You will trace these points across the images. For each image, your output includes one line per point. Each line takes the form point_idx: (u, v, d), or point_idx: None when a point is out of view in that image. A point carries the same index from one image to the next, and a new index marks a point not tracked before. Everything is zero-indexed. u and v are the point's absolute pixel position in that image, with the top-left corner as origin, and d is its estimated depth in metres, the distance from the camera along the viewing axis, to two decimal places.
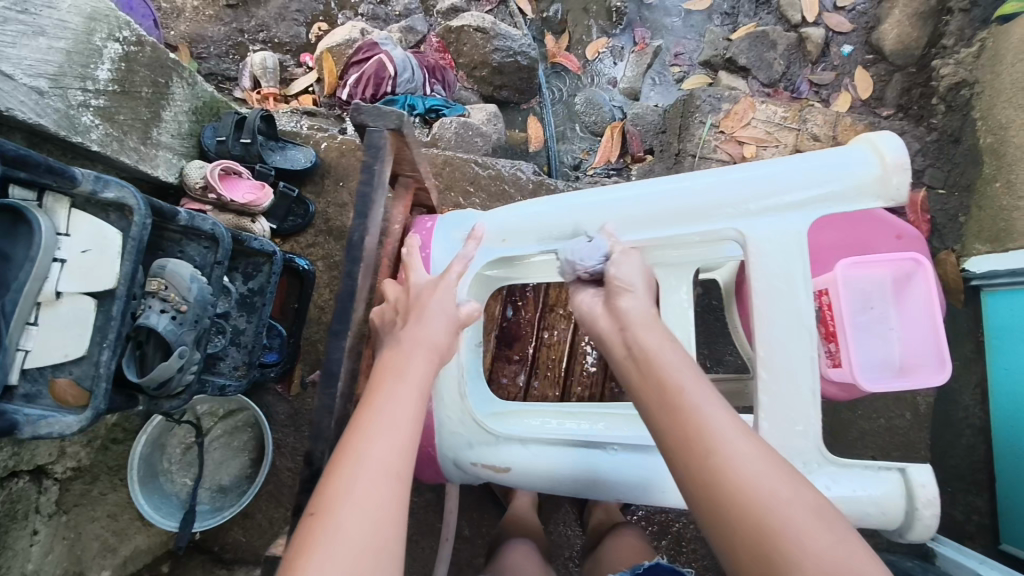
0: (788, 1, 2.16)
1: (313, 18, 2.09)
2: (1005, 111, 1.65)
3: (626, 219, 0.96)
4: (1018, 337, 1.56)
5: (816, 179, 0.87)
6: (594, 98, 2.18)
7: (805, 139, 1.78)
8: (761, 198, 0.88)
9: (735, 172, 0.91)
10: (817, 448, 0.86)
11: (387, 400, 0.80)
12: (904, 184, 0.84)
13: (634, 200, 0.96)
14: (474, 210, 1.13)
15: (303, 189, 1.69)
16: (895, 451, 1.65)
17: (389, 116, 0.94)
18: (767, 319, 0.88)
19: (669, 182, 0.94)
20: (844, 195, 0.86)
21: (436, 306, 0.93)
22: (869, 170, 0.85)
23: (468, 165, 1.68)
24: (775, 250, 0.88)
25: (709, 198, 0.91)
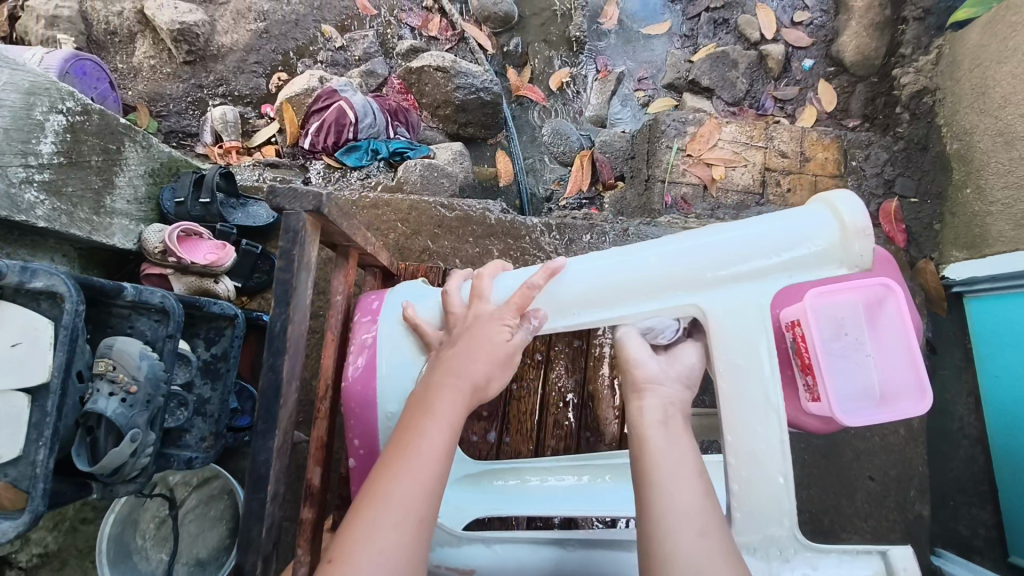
0: (746, 20, 2.13)
1: (272, 69, 2.05)
2: (969, 117, 1.67)
3: (624, 288, 0.89)
4: (1005, 344, 1.55)
5: (777, 247, 0.83)
6: (560, 128, 2.14)
7: (773, 156, 1.81)
8: (720, 269, 0.85)
9: (695, 240, 0.87)
10: (793, 533, 0.80)
11: (409, 453, 0.75)
12: (866, 250, 0.81)
13: (603, 273, 0.91)
14: (423, 282, 1.06)
15: (270, 245, 1.66)
16: (892, 469, 1.61)
17: (305, 197, 0.84)
18: (734, 397, 0.83)
19: (631, 253, 0.90)
20: (805, 262, 0.83)
21: (486, 334, 0.88)
22: (829, 233, 0.82)
23: (433, 208, 1.66)
24: (734, 325, 0.84)
25: (666, 270, 0.87)
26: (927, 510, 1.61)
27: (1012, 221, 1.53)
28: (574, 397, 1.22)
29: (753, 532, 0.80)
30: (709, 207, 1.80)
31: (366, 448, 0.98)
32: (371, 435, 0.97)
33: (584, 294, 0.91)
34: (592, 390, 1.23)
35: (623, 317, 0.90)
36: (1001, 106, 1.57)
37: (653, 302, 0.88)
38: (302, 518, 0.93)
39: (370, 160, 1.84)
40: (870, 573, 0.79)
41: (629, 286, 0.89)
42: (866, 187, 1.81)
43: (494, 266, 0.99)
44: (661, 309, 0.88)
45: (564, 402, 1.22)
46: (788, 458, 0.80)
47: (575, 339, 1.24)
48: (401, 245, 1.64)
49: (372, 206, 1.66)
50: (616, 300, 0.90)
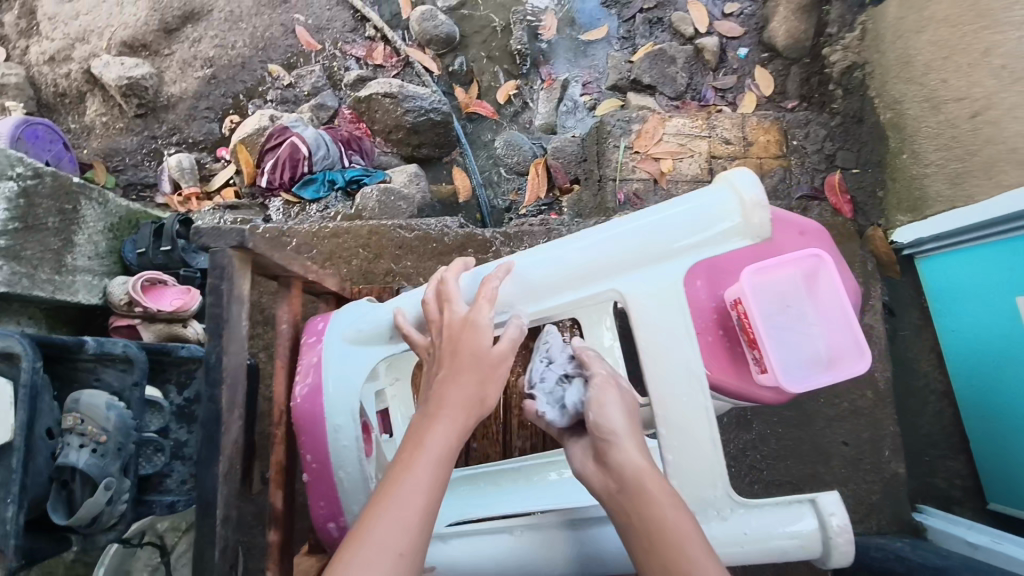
0: (680, 17, 2.20)
1: (224, 112, 2.07)
2: (898, 87, 1.72)
3: (549, 282, 0.93)
4: (957, 298, 1.65)
5: (683, 230, 0.88)
6: (513, 139, 2.16)
7: (717, 144, 1.88)
8: (637, 256, 0.89)
9: (610, 230, 0.91)
10: (726, 493, 0.85)
11: (397, 493, 0.72)
12: (764, 221, 0.85)
13: (532, 270, 0.93)
14: (362, 300, 1.04)
15: None
16: (864, 431, 1.68)
17: (229, 233, 0.86)
18: (659, 376, 0.88)
19: (552, 248, 0.93)
20: (710, 240, 0.88)
21: (466, 345, 0.85)
22: (728, 210, 0.87)
23: (392, 230, 1.70)
24: (655, 308, 0.90)
25: (585, 261, 0.91)
26: (903, 468, 1.68)
27: (948, 179, 1.58)
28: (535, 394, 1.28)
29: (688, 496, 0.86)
30: (661, 199, 1.85)
31: (318, 463, 0.98)
32: (323, 453, 0.96)
33: (513, 292, 0.94)
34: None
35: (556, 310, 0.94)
36: (925, 73, 1.63)
37: (581, 293, 0.93)
38: (267, 541, 0.95)
39: (327, 191, 1.87)
40: (800, 521, 0.83)
41: (557, 280, 0.92)
42: (809, 164, 1.87)
43: (456, 269, 0.97)
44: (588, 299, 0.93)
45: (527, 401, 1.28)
46: (715, 425, 0.87)
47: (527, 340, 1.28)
48: (365, 270, 1.68)
49: (333, 235, 1.69)
50: (543, 296, 0.94)
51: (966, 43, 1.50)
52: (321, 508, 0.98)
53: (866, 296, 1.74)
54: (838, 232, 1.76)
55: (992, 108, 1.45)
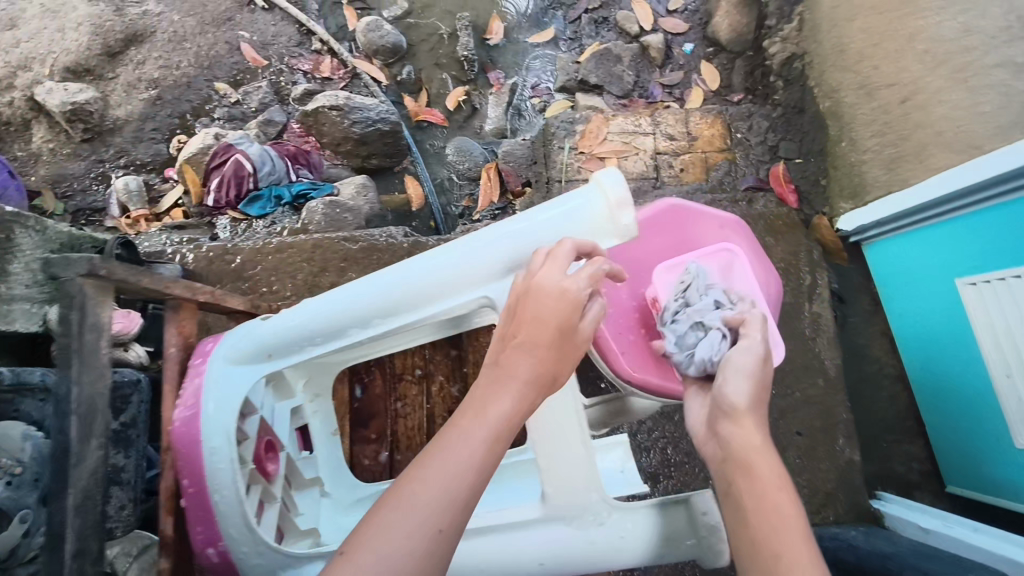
0: (624, 16, 2.21)
1: (171, 132, 2.06)
2: (834, 75, 1.71)
3: (423, 288, 0.93)
4: (903, 281, 1.67)
5: (555, 230, 0.93)
6: (463, 145, 2.17)
7: (661, 140, 1.89)
8: (510, 260, 0.92)
9: (484, 236, 0.93)
10: (603, 498, 0.94)
11: (456, 438, 0.74)
12: (628, 218, 0.92)
13: (408, 277, 0.93)
14: (254, 320, 1.00)
15: None
16: (817, 420, 1.68)
17: (78, 261, 0.83)
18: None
19: (426, 258, 0.94)
20: (580, 240, 0.93)
21: (547, 312, 0.82)
22: (596, 210, 0.92)
23: (337, 243, 1.70)
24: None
25: (461, 267, 0.93)
26: (858, 455, 1.68)
27: (884, 165, 1.57)
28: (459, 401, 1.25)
29: (568, 502, 0.94)
30: None
31: (196, 486, 0.90)
32: (199, 475, 0.89)
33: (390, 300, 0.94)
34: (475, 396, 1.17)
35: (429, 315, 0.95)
36: (858, 60, 1.62)
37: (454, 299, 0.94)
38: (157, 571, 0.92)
39: (274, 207, 1.86)
40: (675, 520, 0.94)
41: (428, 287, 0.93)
42: (753, 156, 1.87)
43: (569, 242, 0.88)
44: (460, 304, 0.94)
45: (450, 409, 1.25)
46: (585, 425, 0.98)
47: (449, 350, 1.27)
48: (311, 284, 1.68)
49: (277, 251, 1.69)
50: (417, 304, 0.94)
51: (893, 29, 1.50)
52: (198, 534, 0.90)
53: (813, 285, 1.74)
54: (782, 222, 1.76)
55: (919, 93, 1.45)
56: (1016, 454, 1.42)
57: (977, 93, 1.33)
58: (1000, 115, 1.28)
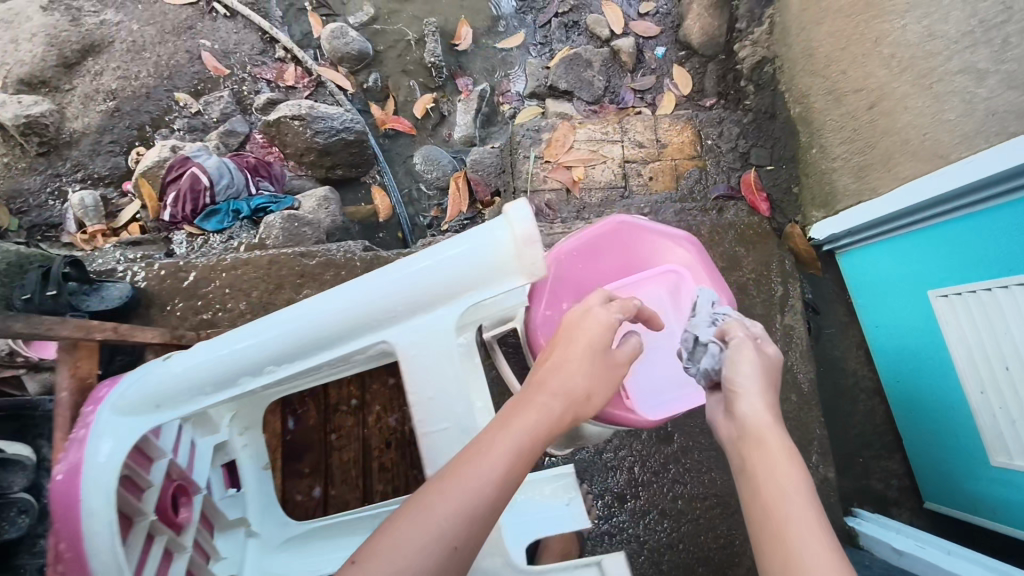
0: (594, 19, 2.15)
1: (130, 145, 2.01)
2: (804, 80, 1.68)
3: (315, 337, 0.84)
4: (875, 292, 1.62)
5: (458, 269, 0.83)
6: (431, 154, 2.11)
7: (629, 148, 1.84)
8: (409, 303, 0.83)
9: (380, 276, 0.84)
10: (509, 563, 0.87)
11: (487, 443, 0.77)
12: (536, 256, 0.84)
13: (294, 323, 0.84)
14: (145, 365, 0.89)
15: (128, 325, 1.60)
16: (790, 437, 1.62)
17: None
18: (427, 433, 0.83)
19: (317, 301, 0.84)
20: (486, 278, 0.84)
21: (580, 340, 0.92)
22: (503, 246, 0.84)
23: (294, 259, 1.65)
24: (425, 358, 0.85)
25: (356, 312, 0.83)
26: (833, 472, 1.62)
27: (852, 173, 1.54)
28: (395, 436, 1.26)
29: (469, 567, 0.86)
30: (574, 208, 1.79)
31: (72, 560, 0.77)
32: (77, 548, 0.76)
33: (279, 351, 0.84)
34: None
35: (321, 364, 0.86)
36: (826, 64, 1.58)
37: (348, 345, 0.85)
38: None
39: (231, 221, 1.82)
40: None
41: (317, 335, 0.83)
42: (724, 163, 1.83)
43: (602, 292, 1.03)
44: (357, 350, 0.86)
45: (386, 444, 1.26)
46: None
47: (388, 378, 1.28)
48: (266, 302, 1.63)
49: (231, 268, 1.65)
50: (309, 353, 0.84)
51: (859, 33, 1.45)
52: None
53: (785, 296, 1.68)
54: (754, 231, 1.70)
55: (885, 99, 1.40)
56: (991, 473, 1.36)
57: (942, 100, 1.26)
58: (964, 124, 1.21)
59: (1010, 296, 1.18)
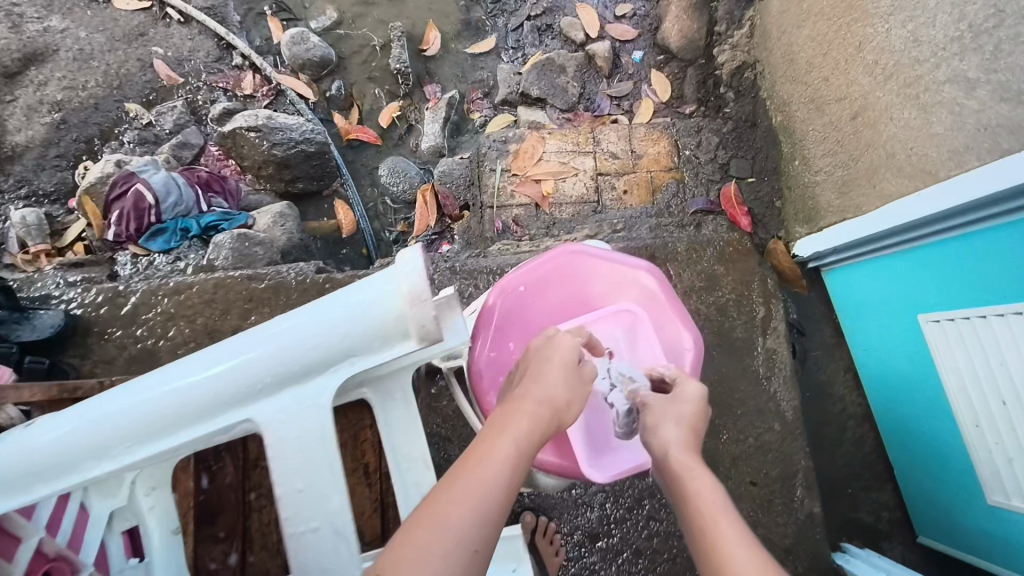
0: (568, 22, 2.04)
1: (77, 159, 1.90)
2: (785, 87, 1.59)
3: (169, 414, 0.71)
4: (863, 313, 1.52)
5: (336, 333, 0.73)
6: (397, 165, 1.98)
7: (603, 159, 1.73)
8: (279, 373, 0.72)
9: (248, 342, 0.73)
10: None
11: (483, 457, 0.80)
12: (426, 316, 0.73)
13: (139, 402, 0.72)
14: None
15: (61, 355, 1.48)
16: (773, 470, 1.50)
17: None
18: (293, 534, 0.71)
19: (174, 372, 0.73)
20: (369, 343, 0.73)
21: (555, 358, 0.96)
22: (388, 306, 0.73)
23: (241, 281, 1.54)
24: (292, 440, 0.73)
25: (216, 384, 0.72)
26: (819, 507, 1.49)
27: (836, 188, 1.44)
28: None
29: None
30: (544, 225, 1.69)
31: None
32: None
33: (126, 430, 0.71)
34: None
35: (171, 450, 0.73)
36: (808, 70, 1.48)
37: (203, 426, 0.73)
38: None
39: (179, 240, 1.71)
40: None
41: (164, 415, 0.71)
42: (703, 175, 1.72)
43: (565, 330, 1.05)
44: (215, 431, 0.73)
45: None
46: None
47: None
48: (211, 329, 1.51)
49: (174, 291, 1.53)
50: (162, 432, 0.72)
51: (841, 37, 1.35)
52: None
53: (768, 317, 1.56)
54: (735, 249, 1.57)
55: (869, 109, 1.30)
56: (986, 512, 1.25)
57: (929, 111, 1.15)
58: (953, 137, 1.10)
59: (1005, 325, 1.07)
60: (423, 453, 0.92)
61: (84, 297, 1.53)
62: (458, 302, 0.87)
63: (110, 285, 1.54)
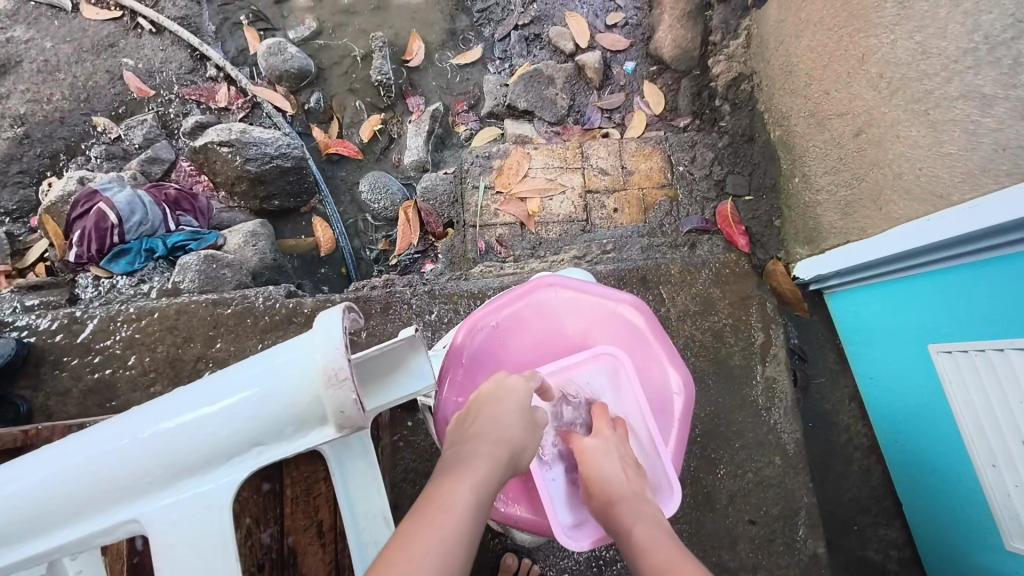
0: (556, 32, 1.95)
1: (41, 175, 1.81)
2: (784, 100, 1.50)
3: (41, 512, 0.61)
4: (869, 340, 1.42)
5: (241, 417, 0.64)
6: (379, 181, 1.88)
7: (592, 175, 1.65)
8: (173, 464, 0.63)
9: (141, 427, 0.64)
10: None
11: (439, 502, 0.75)
12: (342, 400, 0.63)
13: (4, 501, 0.61)
14: None
15: (7, 387, 1.35)
16: (773, 508, 1.35)
17: None
18: None
19: (53, 462, 0.63)
20: (277, 430, 0.64)
21: (510, 400, 0.90)
22: (301, 387, 0.64)
23: (205, 307, 1.42)
24: (186, 547, 0.63)
25: (99, 478, 0.62)
26: (825, 547, 1.34)
27: (839, 209, 1.35)
28: None
29: None
30: (530, 244, 1.60)
31: None
32: None
33: None
34: (292, 543, 0.88)
35: (41, 556, 0.63)
36: (808, 83, 1.40)
37: (78, 529, 0.62)
38: None
39: (144, 262, 1.63)
40: None
41: (36, 515, 0.61)
42: (697, 193, 1.64)
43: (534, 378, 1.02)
44: (94, 534, 0.63)
45: None
46: None
47: None
48: (172, 358, 1.39)
49: (135, 318, 1.41)
50: (35, 532, 0.62)
51: (843, 48, 1.26)
52: None
53: (767, 343, 1.44)
54: (732, 270, 1.46)
55: (873, 125, 1.21)
56: (1010, 560, 1.14)
57: (940, 130, 1.06)
58: (968, 159, 1.02)
59: None
60: (384, 511, 0.77)
61: (38, 323, 1.40)
62: (421, 344, 0.76)
63: (67, 310, 1.42)
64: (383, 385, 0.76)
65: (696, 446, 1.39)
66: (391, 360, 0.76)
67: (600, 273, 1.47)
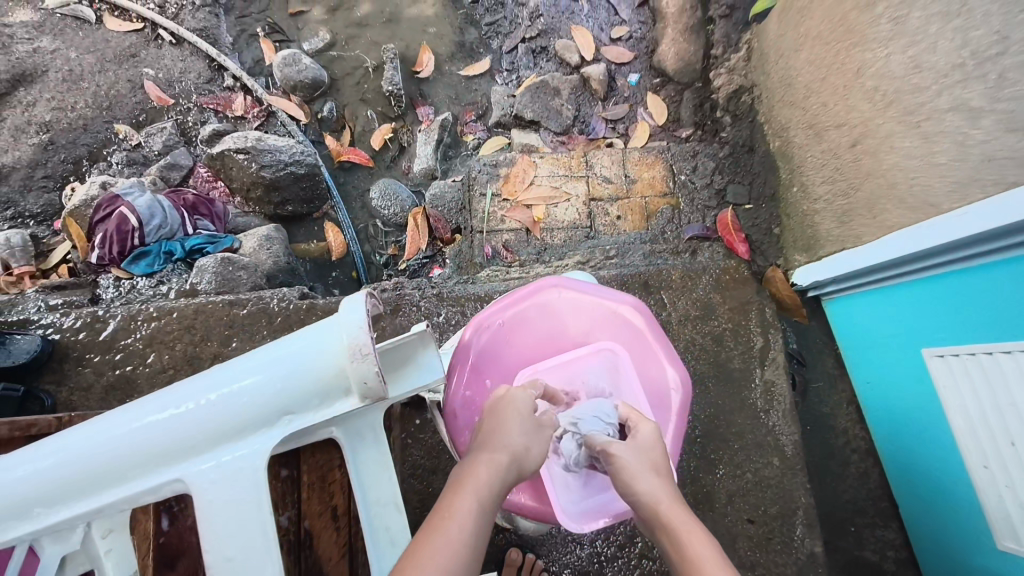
0: (563, 45, 1.99)
1: (64, 180, 1.87)
2: (783, 112, 1.55)
3: (90, 473, 0.66)
4: (865, 345, 1.46)
5: (274, 388, 0.68)
6: (389, 188, 1.94)
7: (596, 183, 1.70)
8: (211, 431, 0.67)
9: (182, 397, 0.68)
10: None
11: (446, 510, 0.77)
12: (365, 372, 0.68)
13: (55, 465, 0.66)
14: None
15: (31, 382, 1.40)
16: (772, 507, 1.38)
17: None
18: None
19: (101, 428, 0.67)
20: (306, 401, 0.69)
21: (512, 413, 0.93)
22: (328, 360, 0.69)
23: (222, 307, 1.48)
24: (222, 508, 0.67)
25: (143, 443, 0.66)
26: (821, 547, 1.37)
27: (836, 217, 1.39)
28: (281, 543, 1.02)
29: None
30: (535, 250, 1.64)
31: None
32: None
33: (44, 489, 0.65)
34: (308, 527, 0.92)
35: (89, 515, 0.67)
36: (806, 96, 1.45)
37: (124, 490, 0.67)
38: None
39: (163, 264, 1.68)
40: None
41: (86, 476, 0.66)
42: (698, 201, 1.71)
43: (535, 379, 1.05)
44: (138, 494, 0.67)
45: None
46: None
47: None
48: (191, 355, 1.45)
49: (154, 317, 1.47)
50: (83, 492, 0.66)
51: (839, 63, 1.32)
52: None
53: (766, 347, 1.48)
54: (732, 276, 1.51)
55: (869, 137, 1.26)
56: (1004, 562, 1.16)
57: (932, 141, 1.10)
58: (959, 169, 1.06)
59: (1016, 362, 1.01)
60: (394, 497, 0.81)
61: (63, 321, 1.46)
62: (431, 338, 0.81)
63: (90, 309, 1.49)
64: (396, 378, 0.80)
65: (696, 446, 1.43)
66: (403, 354, 0.80)
67: (603, 278, 1.51)
